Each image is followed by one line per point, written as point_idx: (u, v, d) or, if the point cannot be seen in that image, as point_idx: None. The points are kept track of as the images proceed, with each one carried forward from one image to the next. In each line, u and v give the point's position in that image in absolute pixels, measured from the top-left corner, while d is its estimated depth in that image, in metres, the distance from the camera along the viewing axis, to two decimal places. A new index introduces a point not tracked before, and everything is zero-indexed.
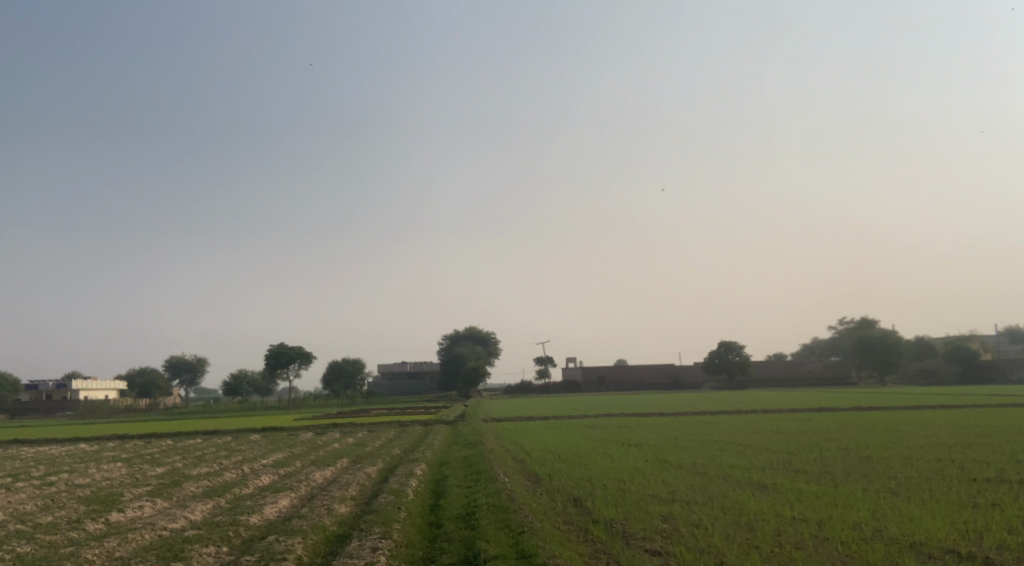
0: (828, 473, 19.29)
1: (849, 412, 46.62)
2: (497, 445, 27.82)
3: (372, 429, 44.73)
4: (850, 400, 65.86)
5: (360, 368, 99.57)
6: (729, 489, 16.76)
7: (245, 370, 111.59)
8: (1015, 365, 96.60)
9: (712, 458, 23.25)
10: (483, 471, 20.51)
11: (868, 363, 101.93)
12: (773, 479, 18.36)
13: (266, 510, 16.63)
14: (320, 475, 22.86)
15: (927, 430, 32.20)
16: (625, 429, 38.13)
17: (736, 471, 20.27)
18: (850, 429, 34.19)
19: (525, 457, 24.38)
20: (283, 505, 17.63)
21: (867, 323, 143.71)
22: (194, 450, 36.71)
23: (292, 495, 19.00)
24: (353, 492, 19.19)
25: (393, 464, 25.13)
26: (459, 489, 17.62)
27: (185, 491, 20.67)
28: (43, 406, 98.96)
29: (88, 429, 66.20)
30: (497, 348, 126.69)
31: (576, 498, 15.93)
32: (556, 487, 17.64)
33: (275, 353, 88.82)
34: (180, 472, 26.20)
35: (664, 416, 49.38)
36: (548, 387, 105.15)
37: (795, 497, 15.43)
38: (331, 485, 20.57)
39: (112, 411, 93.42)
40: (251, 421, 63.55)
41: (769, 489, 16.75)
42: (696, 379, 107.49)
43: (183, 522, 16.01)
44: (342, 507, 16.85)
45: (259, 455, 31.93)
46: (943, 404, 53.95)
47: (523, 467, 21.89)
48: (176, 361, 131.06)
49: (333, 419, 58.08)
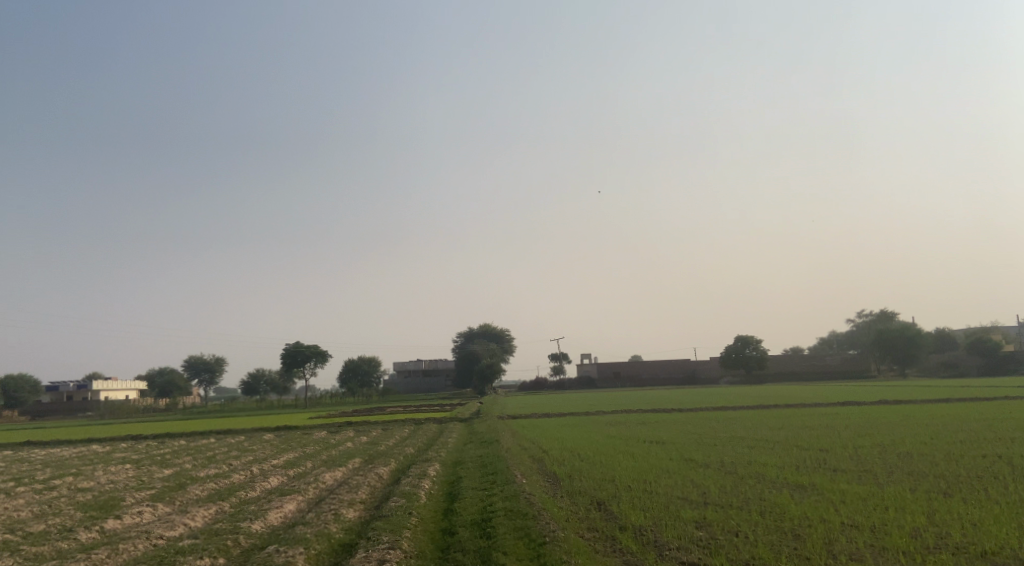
0: (868, 472, 18.13)
1: (873, 406, 45.30)
2: (513, 444, 26.70)
3: (385, 427, 43.61)
4: (872, 393, 64.34)
5: (376, 366, 98.88)
6: (767, 490, 15.66)
7: (262, 369, 111.14)
8: None
9: (742, 456, 22.10)
10: (499, 472, 19.40)
11: (888, 356, 100.19)
12: (811, 479, 17.22)
13: (270, 514, 15.67)
14: (329, 477, 21.89)
15: (961, 424, 30.79)
16: (644, 426, 36.84)
17: (768, 470, 19.14)
18: (879, 424, 32.79)
19: (543, 456, 23.33)
20: (288, 509, 16.64)
21: (887, 315, 141.45)
22: (205, 450, 35.82)
23: (298, 498, 17.98)
24: (363, 495, 18.16)
25: (406, 464, 24.08)
26: (474, 492, 16.55)
27: (188, 495, 19.72)
28: (63, 407, 98.90)
29: (104, 429, 65.68)
30: (513, 345, 125.67)
31: (600, 502, 14.84)
32: (577, 488, 16.55)
33: (291, 351, 88.24)
34: (187, 473, 25.30)
35: (683, 412, 48.17)
36: (564, 383, 104.00)
37: (839, 499, 14.38)
38: (340, 487, 19.61)
39: (130, 411, 93.19)
40: (266, 420, 62.87)
41: (807, 490, 15.68)
42: (713, 373, 106.03)
43: (181, 530, 15.05)
44: (349, 513, 15.80)
45: (269, 456, 30.98)
46: (969, 397, 52.51)
47: (541, 467, 20.79)
48: (194, 361, 130.95)
49: (348, 417, 57.23)
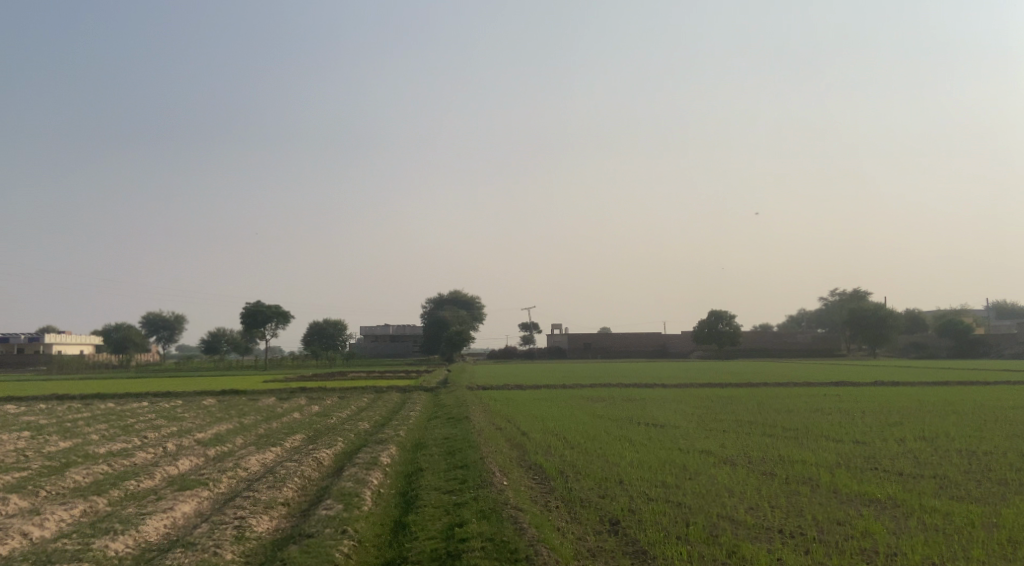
0: (952, 482, 14.09)
1: (866, 388, 41.70)
2: (484, 423, 22.32)
3: (341, 396, 39.10)
4: (852, 373, 61.13)
5: (342, 329, 93.21)
6: (839, 508, 11.61)
7: (223, 328, 105.40)
8: (1011, 341, 91.81)
9: (769, 449, 18.13)
10: (469, 466, 14.91)
11: (859, 336, 97.03)
12: (886, 490, 13.11)
13: (148, 524, 11.17)
14: (255, 462, 17.26)
15: (990, 413, 26.99)
16: (630, 404, 32.85)
17: (814, 471, 15.09)
18: (899, 411, 28.88)
19: (523, 440, 19.02)
20: (180, 514, 12.11)
21: (859, 294, 139.28)
22: (131, 416, 31.06)
23: (204, 496, 13.45)
24: (290, 493, 13.61)
25: (355, 446, 19.53)
26: (435, 498, 12.14)
27: (62, 483, 15.03)
28: (9, 360, 92.57)
29: (43, 385, 60.32)
30: (483, 313, 121.49)
31: (615, 521, 10.62)
32: (577, 494, 12.26)
33: (252, 311, 82.91)
34: (82, 449, 20.41)
35: (664, 388, 44.35)
36: (533, 353, 100.24)
37: (955, 532, 10.38)
38: (265, 478, 15.05)
39: (81, 366, 87.48)
40: (215, 383, 58.07)
41: (890, 507, 11.88)
42: (684, 348, 102.73)
43: (10, 547, 10.50)
44: (263, 523, 11.36)
45: (196, 428, 26.01)
46: (953, 380, 49.48)
47: (520, 457, 16.42)
48: (153, 318, 125.13)
49: (306, 381, 52.68)
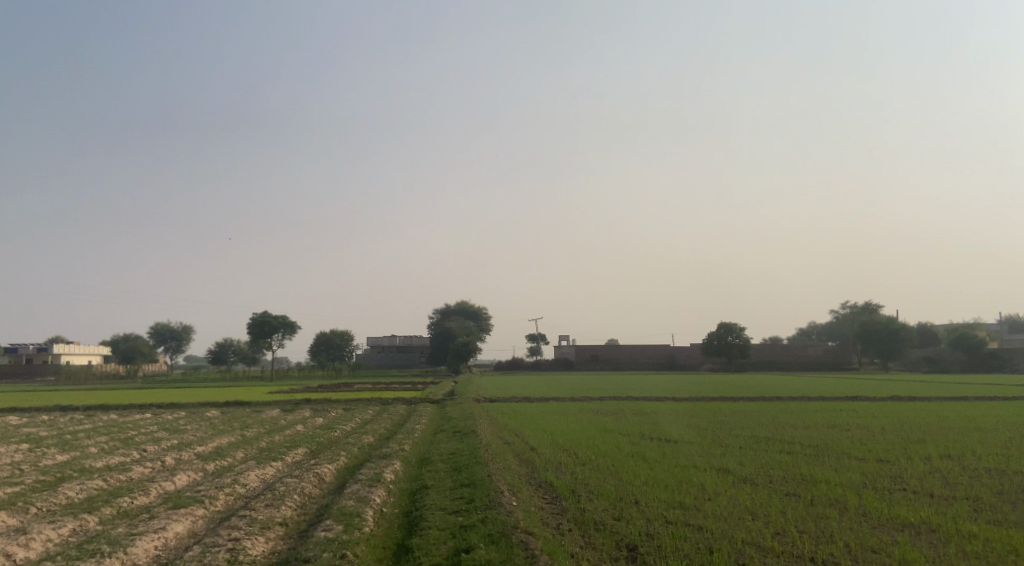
0: (986, 505, 13.34)
1: (880, 403, 40.81)
2: (492, 437, 21.62)
3: (347, 407, 38.41)
4: (864, 388, 60.13)
5: (349, 340, 92.56)
6: (871, 534, 10.90)
7: (229, 338, 104.88)
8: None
9: (789, 467, 17.39)
10: (476, 483, 14.25)
11: (870, 350, 95.84)
12: (919, 514, 12.37)
13: (138, 546, 10.55)
14: (254, 477, 16.62)
15: (1012, 430, 26.11)
16: (640, 418, 32.07)
17: (840, 492, 14.36)
18: (918, 426, 27.99)
19: (534, 456, 18.33)
20: (172, 534, 11.48)
21: (868, 307, 138.11)
22: (132, 428, 30.43)
23: (198, 515, 12.83)
24: (289, 512, 12.98)
25: (358, 461, 18.87)
26: (441, 519, 11.49)
27: (54, 499, 14.41)
28: (16, 370, 92.14)
29: (46, 395, 59.67)
30: (490, 324, 120.84)
31: (633, 547, 9.94)
32: (590, 516, 11.59)
33: (259, 321, 82.40)
34: (78, 462, 19.81)
35: (674, 401, 43.51)
36: (540, 364, 99.43)
37: (998, 561, 9.69)
38: (263, 496, 14.40)
39: (88, 376, 87.03)
40: (220, 394, 57.51)
41: (925, 533, 11.15)
42: (693, 360, 101.68)
43: None
44: (258, 545, 10.72)
45: (197, 440, 25.40)
46: (968, 395, 48.55)
47: (530, 474, 15.75)
48: (161, 328, 124.93)
49: (312, 393, 51.95)
